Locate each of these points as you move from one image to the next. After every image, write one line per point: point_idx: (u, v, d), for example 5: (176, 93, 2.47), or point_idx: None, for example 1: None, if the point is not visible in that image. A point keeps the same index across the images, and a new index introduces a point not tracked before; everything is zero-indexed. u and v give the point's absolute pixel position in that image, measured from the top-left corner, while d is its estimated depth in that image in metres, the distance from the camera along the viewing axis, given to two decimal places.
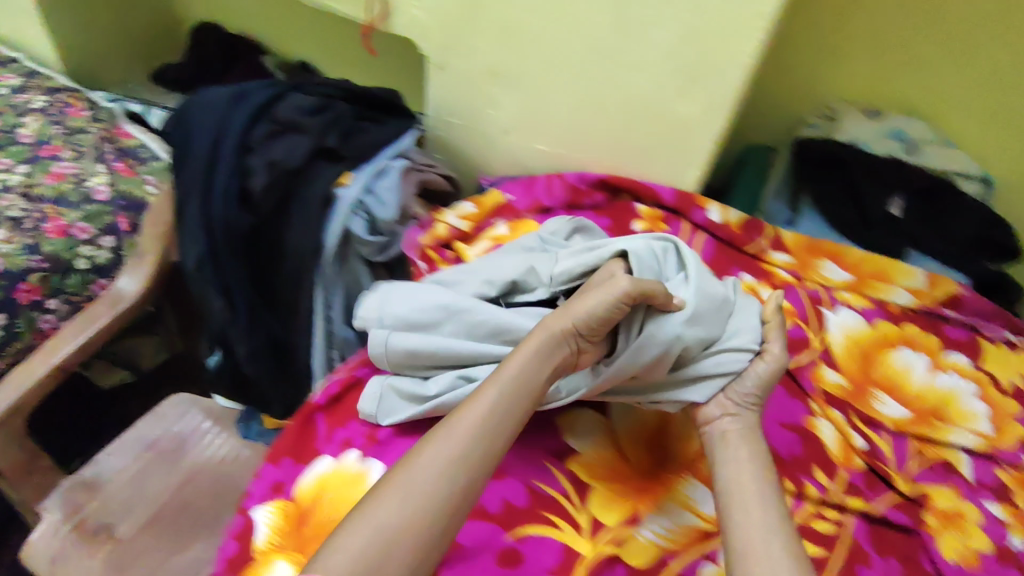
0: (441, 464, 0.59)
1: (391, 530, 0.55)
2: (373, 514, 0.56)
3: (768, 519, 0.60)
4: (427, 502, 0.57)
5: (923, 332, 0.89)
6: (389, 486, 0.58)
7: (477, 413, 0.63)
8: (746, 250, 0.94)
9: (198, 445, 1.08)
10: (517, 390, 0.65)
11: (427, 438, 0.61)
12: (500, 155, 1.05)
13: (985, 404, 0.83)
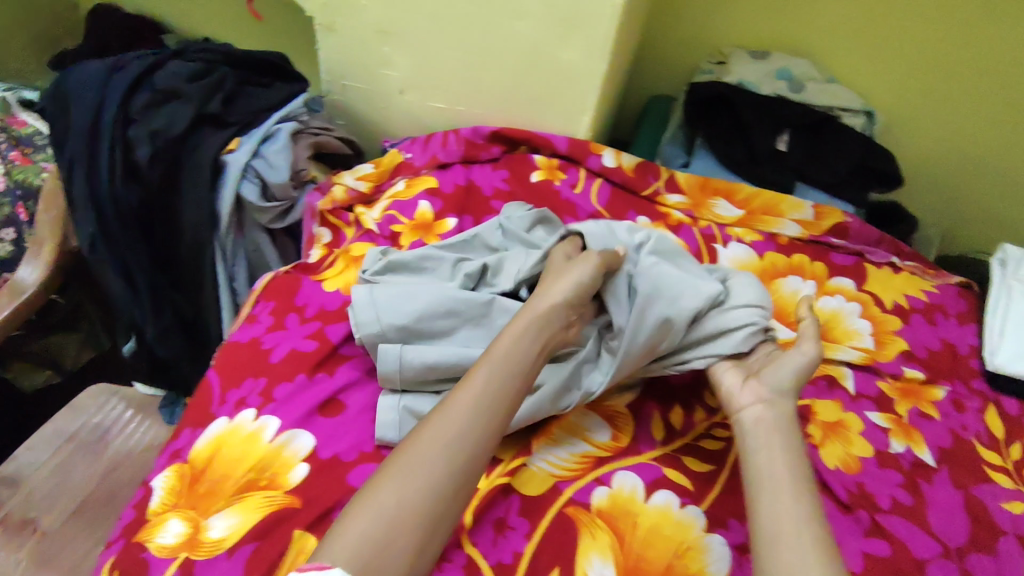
0: (440, 451, 0.56)
1: (392, 518, 0.52)
2: (372, 500, 0.53)
3: (791, 501, 0.57)
4: (429, 492, 0.54)
5: (810, 261, 0.93)
6: (390, 472, 0.55)
7: (473, 395, 0.60)
8: (643, 194, 0.97)
9: (120, 435, 1.02)
10: (510, 372, 0.63)
11: (424, 422, 0.59)
12: (400, 116, 1.07)
13: (867, 322, 0.88)
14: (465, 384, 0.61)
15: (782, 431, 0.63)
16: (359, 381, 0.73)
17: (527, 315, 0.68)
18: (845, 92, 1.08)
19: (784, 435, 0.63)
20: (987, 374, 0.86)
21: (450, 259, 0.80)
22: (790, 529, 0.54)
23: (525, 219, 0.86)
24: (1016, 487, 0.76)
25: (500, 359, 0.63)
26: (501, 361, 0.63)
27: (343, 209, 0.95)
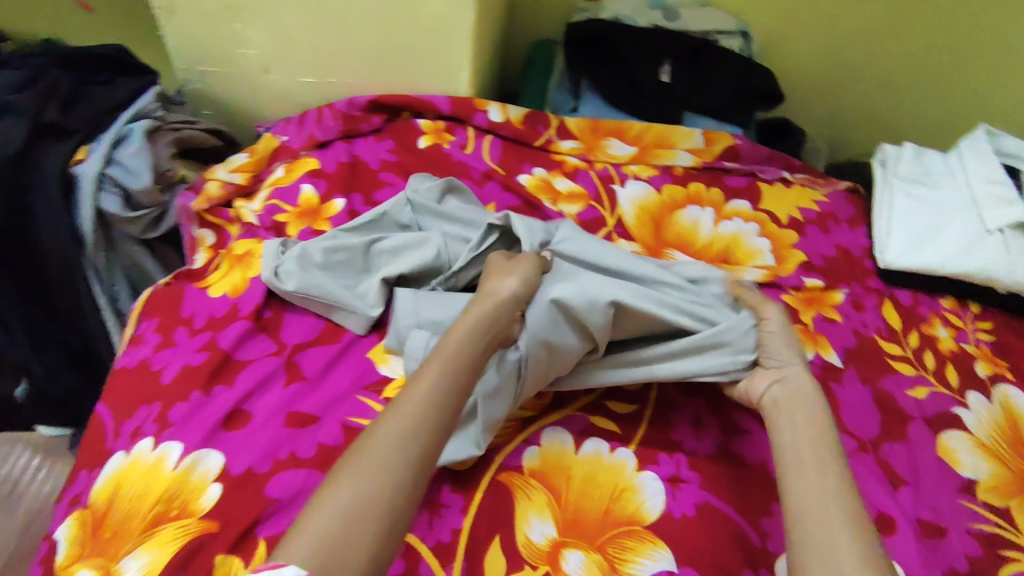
0: (402, 444, 0.50)
1: (350, 523, 0.46)
2: (326, 507, 0.47)
3: (824, 479, 0.55)
4: (388, 491, 0.48)
5: (707, 188, 0.95)
6: (346, 473, 0.48)
7: (429, 387, 0.55)
8: (535, 144, 0.95)
9: (32, 486, 1.04)
10: (466, 365, 0.58)
11: (381, 414, 0.53)
12: (269, 96, 1.00)
13: (765, 239, 0.90)
14: (419, 377, 0.56)
15: (809, 412, 0.62)
16: (265, 386, 0.68)
17: (476, 311, 0.62)
18: (718, 14, 1.09)
19: (810, 416, 0.62)
20: (880, 272, 0.89)
21: (362, 246, 0.76)
22: (823, 505, 0.53)
23: (434, 189, 0.82)
24: (916, 373, 0.80)
25: (455, 351, 0.58)
26: (455, 353, 0.58)
27: (221, 206, 0.88)
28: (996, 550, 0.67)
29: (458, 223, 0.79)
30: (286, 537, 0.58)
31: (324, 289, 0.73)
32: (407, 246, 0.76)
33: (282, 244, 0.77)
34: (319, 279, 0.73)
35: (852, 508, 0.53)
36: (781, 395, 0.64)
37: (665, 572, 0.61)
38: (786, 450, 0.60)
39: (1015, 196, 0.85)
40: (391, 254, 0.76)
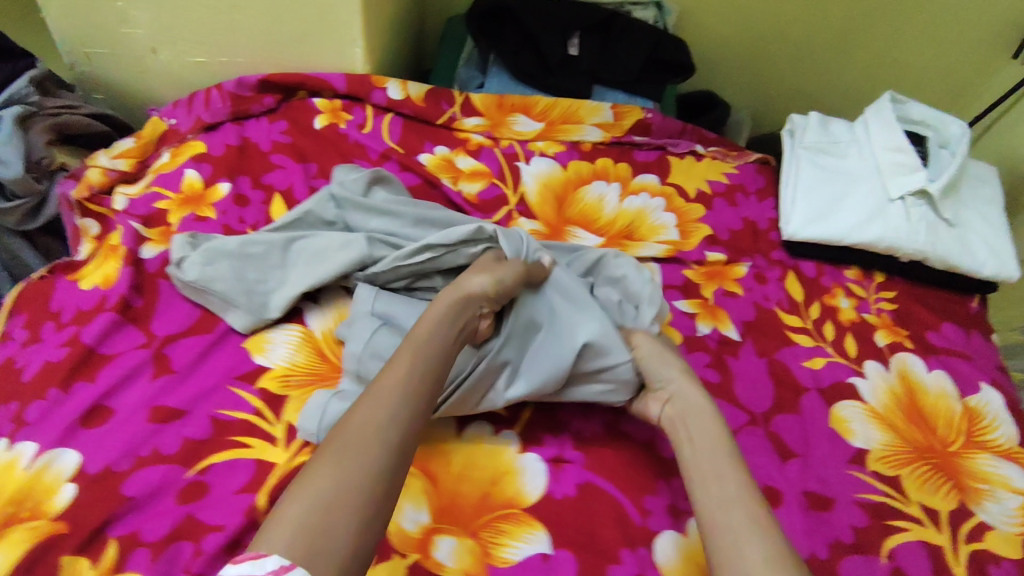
0: (375, 435, 0.49)
1: (332, 509, 0.44)
2: (310, 496, 0.44)
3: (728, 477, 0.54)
4: (367, 475, 0.46)
5: (614, 163, 0.93)
6: (327, 462, 0.46)
7: (396, 373, 0.53)
8: (437, 123, 0.92)
9: None
10: (435, 351, 0.57)
11: (354, 404, 0.51)
12: (162, 78, 0.96)
13: (671, 214, 0.89)
14: (389, 366, 0.54)
15: (703, 419, 0.61)
16: (131, 381, 0.66)
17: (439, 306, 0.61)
18: None
19: (702, 420, 0.60)
20: (785, 245, 0.88)
21: (276, 245, 0.73)
22: (729, 502, 0.52)
23: (360, 181, 0.79)
24: (814, 344, 0.80)
25: (428, 339, 0.57)
26: (421, 341, 0.57)
27: (103, 194, 0.84)
28: (883, 520, 0.67)
29: (388, 217, 0.76)
30: (139, 536, 0.57)
31: (225, 284, 0.70)
32: (326, 245, 0.73)
33: (180, 259, 0.72)
34: (222, 275, 0.70)
35: (755, 501, 0.53)
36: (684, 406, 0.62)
37: (539, 555, 0.60)
38: (693, 451, 0.58)
39: (916, 162, 0.85)
40: (308, 253, 0.73)
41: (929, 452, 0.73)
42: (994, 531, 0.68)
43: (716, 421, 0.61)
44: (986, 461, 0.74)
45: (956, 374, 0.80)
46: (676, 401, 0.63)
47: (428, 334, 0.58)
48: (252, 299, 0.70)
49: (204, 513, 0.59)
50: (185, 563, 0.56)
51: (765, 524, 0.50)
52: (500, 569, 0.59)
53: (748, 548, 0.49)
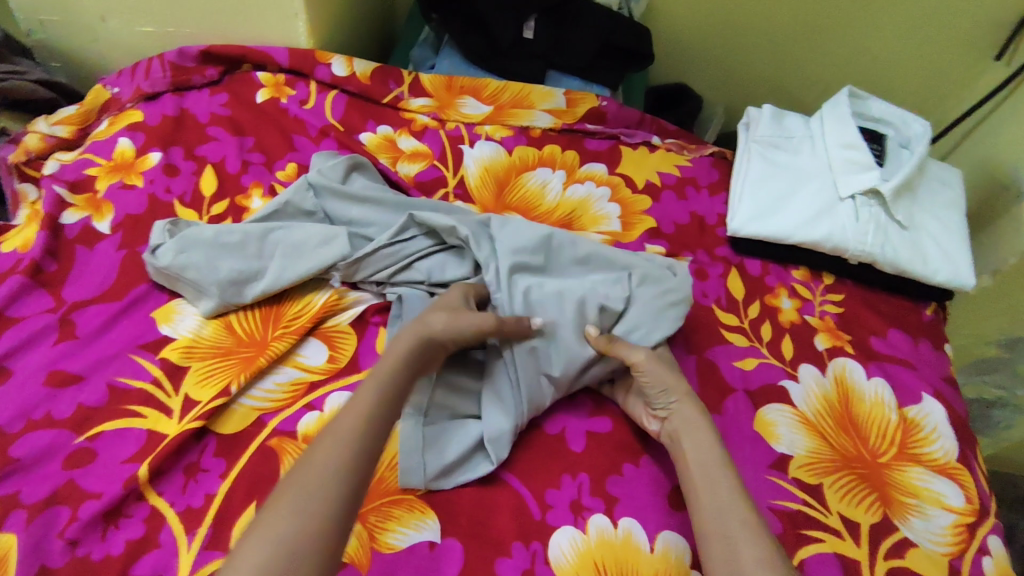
0: (341, 470, 0.48)
1: (293, 551, 0.43)
2: (261, 541, 0.44)
3: (725, 501, 0.54)
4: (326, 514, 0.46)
5: (562, 150, 0.90)
6: (282, 500, 0.46)
7: (364, 406, 0.52)
8: (383, 102, 0.91)
9: None
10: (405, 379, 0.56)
11: (314, 441, 0.50)
12: (114, 48, 0.96)
13: (615, 205, 0.86)
14: (352, 402, 0.53)
15: (700, 432, 0.60)
16: (34, 344, 0.65)
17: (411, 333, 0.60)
18: None
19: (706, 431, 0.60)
20: (730, 241, 0.85)
21: (256, 235, 0.71)
22: (722, 523, 0.52)
23: (337, 168, 0.76)
24: (748, 343, 0.77)
25: (395, 366, 0.56)
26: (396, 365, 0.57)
27: (41, 159, 0.84)
28: (797, 529, 0.64)
29: (367, 207, 0.75)
30: (17, 498, 0.56)
31: (198, 272, 0.67)
32: (307, 238, 0.71)
33: (154, 249, 0.69)
34: (197, 262, 0.68)
35: (754, 523, 0.52)
36: (681, 420, 0.61)
37: (427, 543, 0.58)
38: (691, 472, 0.58)
39: (869, 159, 0.82)
40: (288, 244, 0.71)
41: (857, 462, 0.70)
42: (917, 548, 0.65)
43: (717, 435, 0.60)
44: (918, 475, 0.70)
45: (896, 383, 0.77)
46: (677, 407, 0.62)
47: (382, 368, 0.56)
48: (226, 288, 0.68)
49: (85, 480, 0.58)
50: (61, 528, 0.55)
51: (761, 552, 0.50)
52: (384, 555, 0.57)
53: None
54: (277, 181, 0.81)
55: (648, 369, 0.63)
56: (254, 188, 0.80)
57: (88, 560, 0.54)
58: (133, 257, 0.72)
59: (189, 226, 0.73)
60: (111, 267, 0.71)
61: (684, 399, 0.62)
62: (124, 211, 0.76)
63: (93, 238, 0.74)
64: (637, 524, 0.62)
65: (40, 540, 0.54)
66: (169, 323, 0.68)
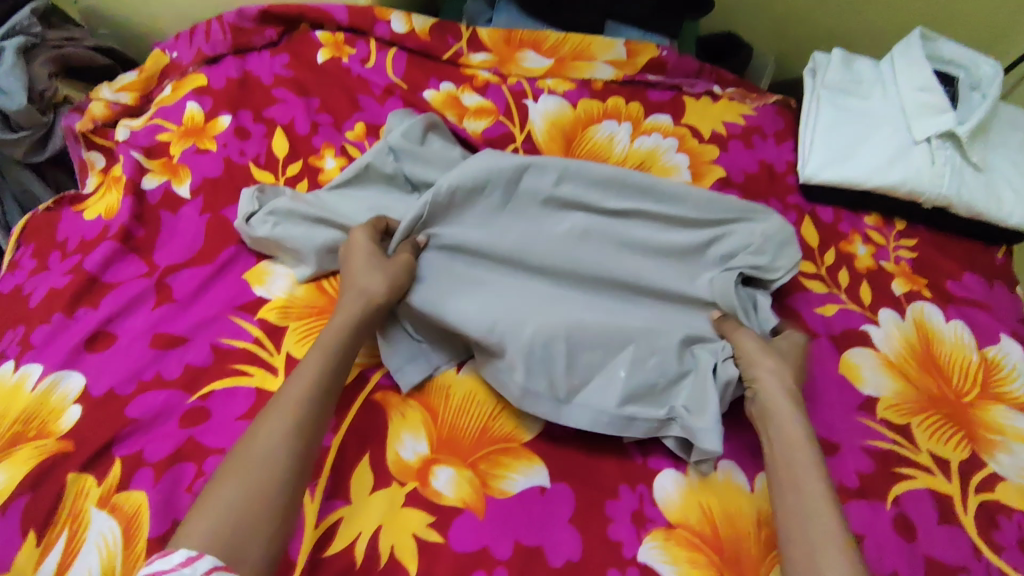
0: (284, 438, 0.50)
1: (242, 518, 0.46)
2: (211, 509, 0.46)
3: (810, 498, 0.53)
4: (273, 489, 0.48)
5: (626, 102, 0.89)
6: (231, 475, 0.48)
7: (302, 386, 0.54)
8: (443, 59, 0.89)
9: None
10: (341, 354, 0.57)
11: (260, 416, 0.52)
12: (167, 12, 0.95)
13: (684, 155, 0.86)
14: (296, 376, 0.55)
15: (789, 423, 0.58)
16: (134, 311, 0.66)
17: (337, 317, 0.60)
18: None
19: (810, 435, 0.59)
20: (802, 189, 0.85)
21: (347, 201, 0.72)
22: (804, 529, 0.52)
23: (414, 129, 0.75)
24: (827, 290, 0.78)
25: (329, 339, 0.58)
26: (337, 339, 0.58)
27: (107, 127, 0.84)
28: (891, 467, 0.65)
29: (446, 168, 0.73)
30: (142, 456, 0.57)
31: (294, 241, 0.68)
32: (395, 204, 0.72)
33: (247, 218, 0.70)
34: (291, 231, 0.68)
35: (830, 515, 0.52)
36: (771, 398, 0.60)
37: (538, 488, 0.60)
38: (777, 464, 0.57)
39: (943, 102, 0.83)
40: (380, 208, 0.72)
41: (941, 402, 0.71)
42: (1005, 482, 0.66)
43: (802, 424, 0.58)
44: (1002, 414, 0.71)
45: (975, 325, 0.77)
46: (769, 379, 0.61)
47: (335, 326, 0.59)
48: (325, 256, 0.68)
49: (204, 437, 0.59)
50: (188, 483, 0.56)
51: (842, 547, 0.50)
52: (499, 500, 0.59)
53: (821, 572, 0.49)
54: (347, 141, 0.80)
55: (749, 350, 0.63)
56: (326, 149, 0.79)
57: None
58: (217, 220, 0.73)
59: (275, 193, 0.74)
60: (197, 231, 0.72)
61: (778, 380, 0.61)
62: (202, 175, 0.76)
63: (175, 203, 0.74)
64: (736, 466, 0.63)
65: (169, 495, 0.55)
66: (262, 284, 0.69)
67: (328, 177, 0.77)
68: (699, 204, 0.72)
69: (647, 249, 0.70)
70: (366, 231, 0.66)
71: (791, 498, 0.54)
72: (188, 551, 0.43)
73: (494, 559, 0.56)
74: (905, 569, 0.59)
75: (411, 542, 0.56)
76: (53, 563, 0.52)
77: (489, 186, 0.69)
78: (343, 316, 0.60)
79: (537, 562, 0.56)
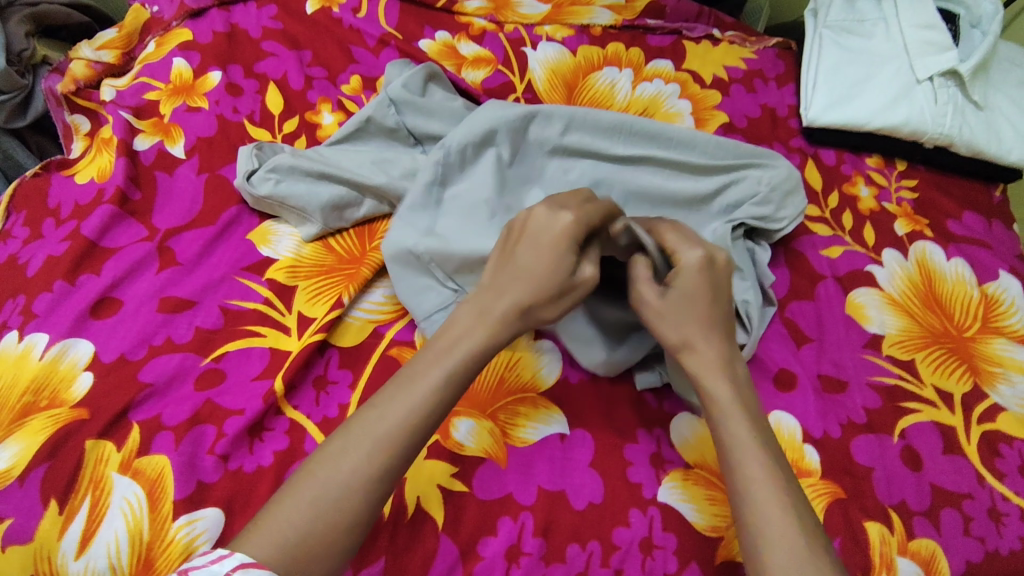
0: (380, 447, 0.43)
1: (319, 527, 0.40)
2: (277, 519, 0.40)
3: (744, 458, 0.48)
4: (355, 512, 0.41)
5: (626, 48, 0.87)
6: (306, 484, 0.41)
7: (409, 404, 0.44)
8: (437, 7, 0.87)
9: None
10: (469, 373, 0.47)
11: (361, 410, 0.45)
12: None
13: (686, 101, 0.84)
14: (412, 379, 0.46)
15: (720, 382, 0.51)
16: (139, 276, 0.65)
17: (458, 327, 0.49)
18: None
19: (746, 387, 0.52)
20: (805, 132, 0.86)
21: (349, 155, 0.70)
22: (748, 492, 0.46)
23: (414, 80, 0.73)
24: (832, 233, 0.78)
25: (456, 356, 0.47)
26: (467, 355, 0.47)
27: (90, 88, 0.82)
28: (897, 402, 0.67)
29: (447, 120, 0.71)
30: (160, 420, 0.56)
31: (298, 199, 0.67)
32: (396, 157, 0.70)
33: (248, 175, 0.68)
34: (295, 188, 0.67)
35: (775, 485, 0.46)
36: (693, 342, 0.52)
37: (557, 435, 0.61)
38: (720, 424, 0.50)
39: (945, 40, 0.84)
40: (380, 159, 0.69)
41: (944, 337, 0.72)
42: (1007, 412, 0.68)
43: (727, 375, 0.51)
44: (1002, 346, 0.72)
45: (974, 262, 0.78)
46: (688, 330, 0.52)
47: (469, 340, 0.48)
48: (330, 215, 0.67)
49: (222, 399, 0.58)
50: (209, 445, 0.56)
51: (788, 517, 0.45)
52: (519, 448, 0.60)
53: (757, 545, 0.44)
54: (344, 96, 0.78)
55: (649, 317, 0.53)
56: (323, 104, 0.78)
57: (242, 473, 0.55)
58: (215, 180, 0.72)
59: (273, 150, 0.72)
60: (196, 192, 0.71)
61: (698, 329, 0.52)
62: (196, 134, 0.74)
63: (170, 164, 0.73)
64: None
65: (192, 457, 0.55)
66: (268, 244, 0.68)
67: (327, 133, 0.76)
68: (708, 149, 0.71)
69: (656, 199, 0.69)
70: (571, 229, 0.51)
71: (727, 462, 0.48)
72: (223, 550, 0.38)
73: (518, 505, 0.56)
74: (912, 497, 0.61)
75: (435, 492, 0.56)
76: (77, 531, 0.51)
77: (497, 137, 0.66)
78: (479, 322, 0.49)
79: (561, 507, 0.57)
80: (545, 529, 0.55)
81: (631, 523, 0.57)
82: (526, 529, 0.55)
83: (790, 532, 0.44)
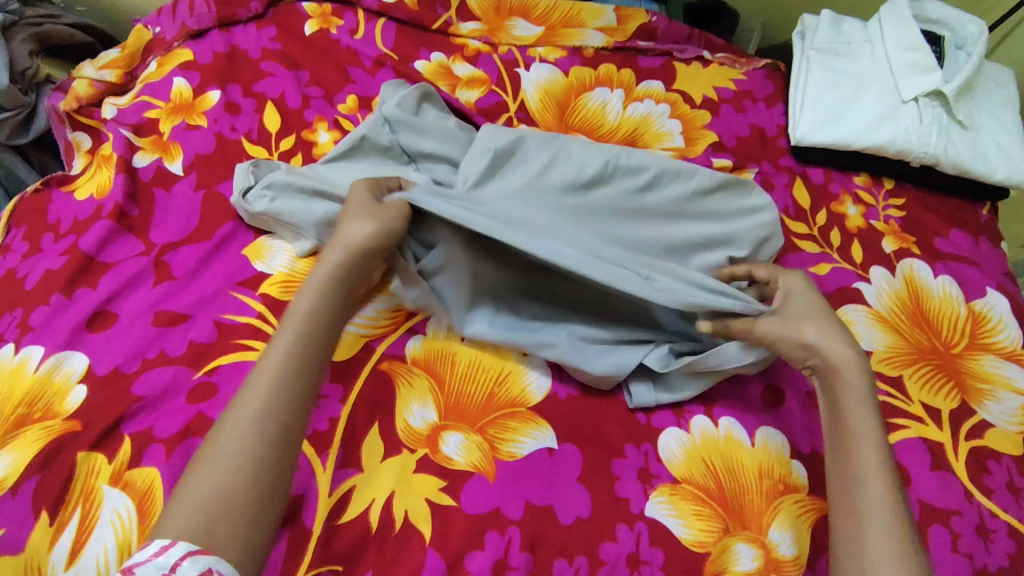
0: (262, 409, 0.46)
1: (225, 494, 0.42)
2: (183, 501, 0.42)
3: (862, 459, 0.51)
4: (251, 468, 0.44)
5: (618, 69, 0.89)
6: (201, 466, 0.44)
7: (269, 372, 0.48)
8: (433, 28, 0.89)
9: None
10: (319, 329, 0.51)
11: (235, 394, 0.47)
12: None
13: (676, 121, 0.86)
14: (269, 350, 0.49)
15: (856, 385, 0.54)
16: (135, 290, 0.66)
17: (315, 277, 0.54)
18: None
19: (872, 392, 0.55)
20: (793, 151, 0.87)
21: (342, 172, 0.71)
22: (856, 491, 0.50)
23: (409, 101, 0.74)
24: (820, 250, 0.79)
25: (303, 319, 0.51)
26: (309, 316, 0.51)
27: (92, 106, 0.83)
28: (885, 418, 0.67)
29: (440, 139, 0.73)
30: (151, 433, 0.57)
31: (291, 215, 0.67)
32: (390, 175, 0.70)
33: (244, 191, 0.70)
34: (288, 205, 0.68)
35: (889, 495, 0.49)
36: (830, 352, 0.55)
37: (546, 450, 0.61)
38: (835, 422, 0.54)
39: (929, 61, 0.85)
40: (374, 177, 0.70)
41: (932, 353, 0.72)
42: (994, 429, 0.68)
43: (871, 398, 0.54)
44: (990, 363, 0.73)
45: (962, 280, 0.79)
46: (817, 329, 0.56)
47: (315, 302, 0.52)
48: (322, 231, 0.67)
49: (214, 411, 0.58)
50: None
51: (890, 509, 0.48)
52: (507, 462, 0.60)
53: (862, 534, 0.48)
54: (340, 115, 0.80)
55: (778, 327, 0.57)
56: (319, 123, 0.79)
57: None
58: (213, 196, 0.73)
59: (269, 167, 0.73)
60: (192, 208, 0.72)
61: (832, 336, 0.56)
62: (194, 151, 0.76)
63: (169, 180, 0.74)
64: (737, 422, 0.65)
65: (182, 469, 0.55)
66: (262, 259, 0.69)
67: (323, 151, 0.77)
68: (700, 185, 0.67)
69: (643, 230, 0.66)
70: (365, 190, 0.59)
71: (837, 459, 0.52)
72: (160, 541, 0.40)
73: (506, 520, 0.56)
74: None
75: (423, 506, 0.57)
76: (67, 542, 0.51)
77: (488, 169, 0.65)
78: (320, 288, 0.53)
79: (548, 521, 0.57)
80: (531, 543, 0.55)
81: (618, 538, 0.57)
82: (513, 544, 0.55)
83: (890, 515, 0.48)
